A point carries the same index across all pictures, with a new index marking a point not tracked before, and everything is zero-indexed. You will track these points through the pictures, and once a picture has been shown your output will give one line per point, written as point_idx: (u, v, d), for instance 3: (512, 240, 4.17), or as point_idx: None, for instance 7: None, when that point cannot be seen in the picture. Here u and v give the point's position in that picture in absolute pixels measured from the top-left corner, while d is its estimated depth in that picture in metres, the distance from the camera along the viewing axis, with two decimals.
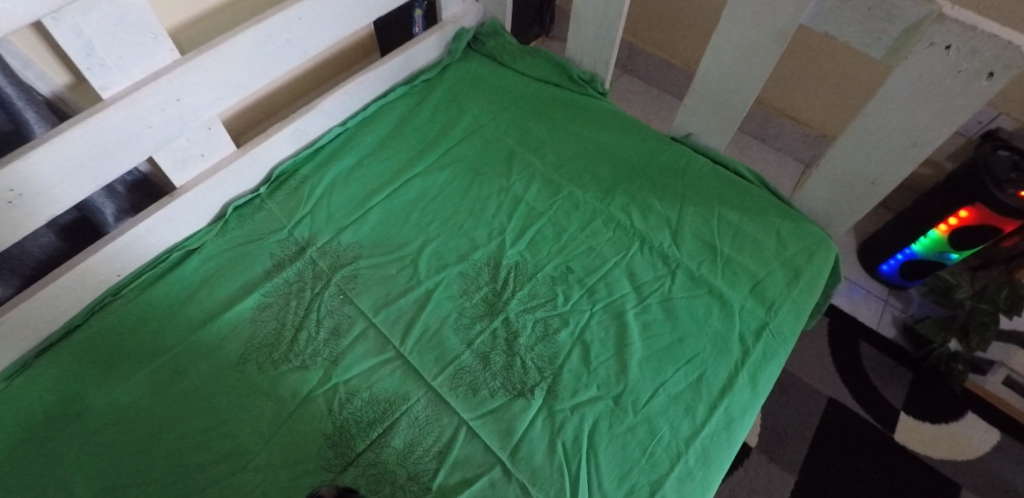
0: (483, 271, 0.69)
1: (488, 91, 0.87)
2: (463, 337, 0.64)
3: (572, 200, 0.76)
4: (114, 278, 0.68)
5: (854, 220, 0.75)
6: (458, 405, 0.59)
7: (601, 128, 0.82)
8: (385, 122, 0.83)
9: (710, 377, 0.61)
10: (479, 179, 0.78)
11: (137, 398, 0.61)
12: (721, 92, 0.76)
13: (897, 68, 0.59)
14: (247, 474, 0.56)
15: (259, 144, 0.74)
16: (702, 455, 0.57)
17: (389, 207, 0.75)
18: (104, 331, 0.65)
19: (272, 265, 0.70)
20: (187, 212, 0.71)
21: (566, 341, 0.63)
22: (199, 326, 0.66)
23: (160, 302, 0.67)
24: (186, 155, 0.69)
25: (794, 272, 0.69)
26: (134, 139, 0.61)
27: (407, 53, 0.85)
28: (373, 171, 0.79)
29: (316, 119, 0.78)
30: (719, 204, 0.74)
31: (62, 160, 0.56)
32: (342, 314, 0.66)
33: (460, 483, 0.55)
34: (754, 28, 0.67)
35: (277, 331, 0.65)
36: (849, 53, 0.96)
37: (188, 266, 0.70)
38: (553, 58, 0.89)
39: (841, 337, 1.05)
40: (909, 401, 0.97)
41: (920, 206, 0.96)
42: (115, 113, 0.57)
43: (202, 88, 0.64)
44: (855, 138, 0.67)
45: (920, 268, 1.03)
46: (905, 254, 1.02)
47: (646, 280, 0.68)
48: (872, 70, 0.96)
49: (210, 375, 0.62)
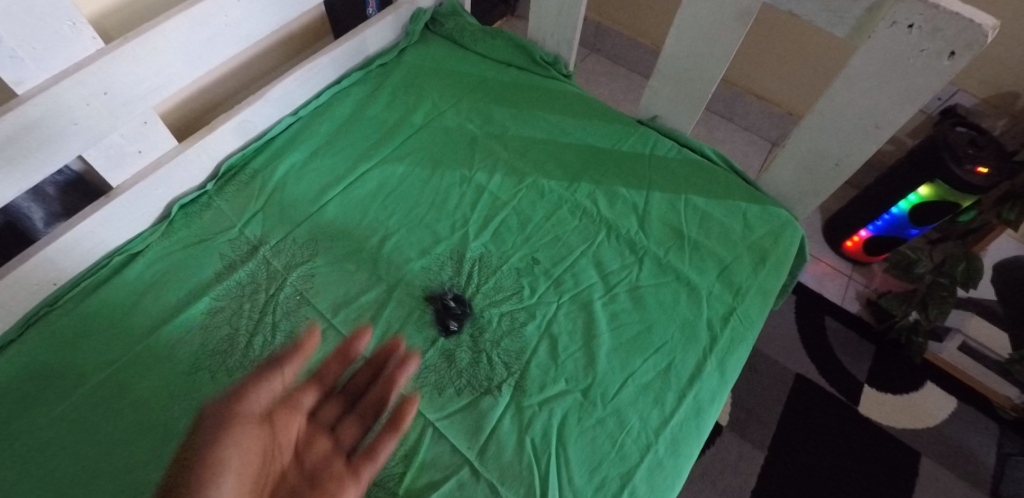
0: (447, 265, 0.67)
1: (447, 75, 0.84)
2: (427, 335, 0.62)
3: (537, 188, 0.73)
4: (49, 287, 0.64)
5: (818, 201, 0.75)
6: (424, 406, 0.58)
7: (566, 112, 0.80)
8: (339, 111, 0.79)
9: (678, 365, 0.61)
10: (440, 169, 0.75)
11: (81, 415, 0.57)
12: (686, 73, 0.74)
13: (861, 47, 0.58)
14: None
15: (203, 138, 0.69)
16: (671, 445, 0.57)
17: (346, 200, 0.72)
18: (41, 346, 0.61)
19: (223, 267, 0.66)
20: (126, 213, 0.66)
21: (534, 335, 0.62)
22: (145, 335, 0.62)
23: (102, 309, 0.63)
24: (120, 152, 0.64)
25: (760, 255, 0.69)
26: (58, 137, 0.56)
27: (360, 36, 0.80)
28: (328, 162, 0.75)
29: (263, 109, 0.74)
30: (685, 188, 0.73)
31: None
32: (299, 315, 0.63)
33: (427, 486, 0.54)
34: (717, 6, 0.65)
35: (229, 338, 0.62)
36: (814, 32, 0.96)
37: (131, 271, 0.66)
38: (515, 39, 0.86)
39: (808, 313, 1.06)
40: (872, 373, 1.00)
41: (882, 182, 0.97)
42: (32, 109, 0.52)
43: (133, 78, 0.59)
44: (820, 119, 0.66)
45: (887, 242, 1.04)
46: (873, 228, 1.03)
47: (613, 269, 0.67)
48: (836, 50, 0.95)
49: (160, 386, 0.59)
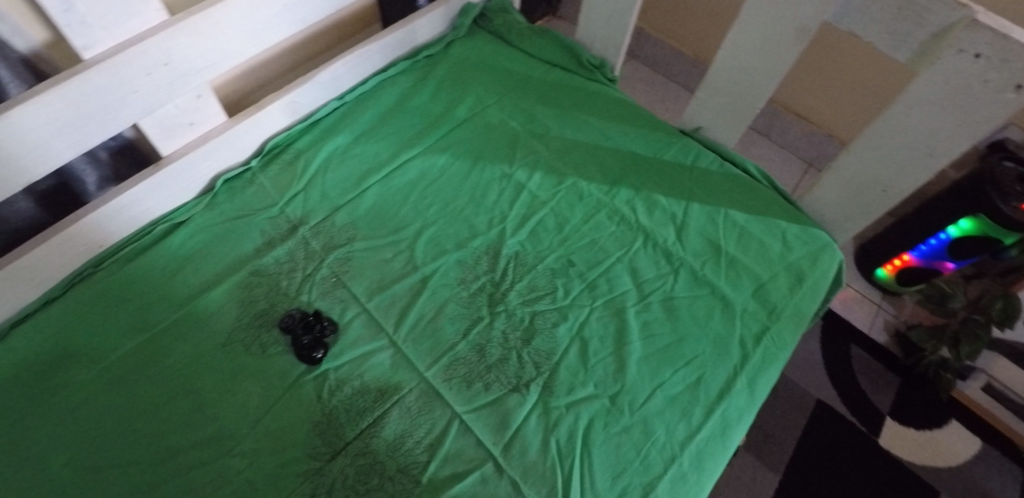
0: (482, 260, 0.67)
1: (493, 71, 0.84)
2: (459, 327, 0.62)
3: (576, 190, 0.73)
4: (95, 249, 0.65)
5: (861, 226, 0.74)
6: (452, 398, 0.58)
7: (609, 116, 0.80)
8: (384, 99, 0.79)
9: (708, 380, 0.61)
10: (480, 163, 0.75)
11: (118, 375, 0.59)
12: (735, 86, 0.74)
13: (921, 73, 0.57)
14: (231, 460, 0.55)
15: (252, 115, 0.70)
16: (696, 459, 0.56)
17: (386, 188, 0.72)
18: (83, 304, 0.62)
19: (263, 244, 0.67)
20: (173, 183, 0.68)
21: (565, 337, 0.62)
22: (183, 303, 0.63)
23: (143, 274, 0.65)
24: (174, 123, 0.65)
25: (797, 276, 0.68)
26: (117, 104, 0.57)
27: (410, 26, 0.81)
28: (370, 149, 0.75)
29: (311, 91, 0.75)
30: (725, 203, 0.73)
31: (40, 122, 0.53)
32: (334, 298, 0.64)
33: (451, 477, 0.54)
34: (774, 21, 0.64)
35: (264, 313, 0.63)
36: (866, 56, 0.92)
37: (174, 240, 0.67)
38: (563, 40, 0.86)
39: (834, 339, 1.05)
40: (896, 406, 0.98)
41: (918, 213, 0.96)
42: (96, 75, 0.54)
43: (192, 52, 0.60)
44: (870, 142, 0.65)
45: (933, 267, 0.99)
46: (919, 252, 0.99)
47: (649, 278, 0.67)
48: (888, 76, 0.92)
49: (195, 354, 0.60)
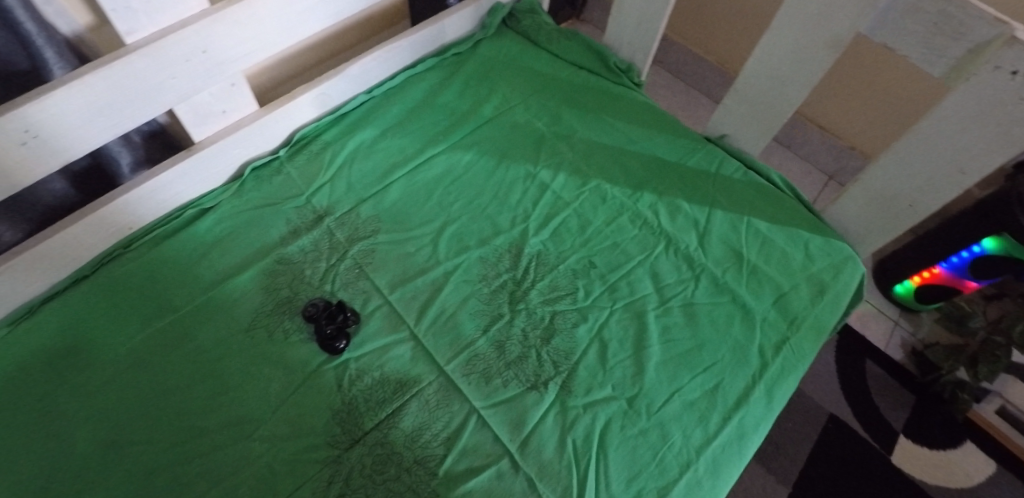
0: (504, 258, 0.67)
1: (520, 71, 0.84)
2: (479, 323, 0.63)
3: (600, 192, 0.73)
4: (125, 231, 0.67)
5: (884, 240, 0.74)
6: (470, 393, 0.58)
7: (634, 120, 0.80)
8: (411, 95, 0.80)
9: (726, 387, 0.60)
10: (505, 162, 0.75)
11: (144, 355, 0.60)
12: (764, 94, 0.74)
13: (957, 88, 0.56)
14: (252, 443, 0.56)
15: (283, 105, 0.71)
16: (711, 466, 0.56)
17: (411, 183, 0.73)
18: (113, 283, 0.64)
19: (288, 232, 0.68)
20: (203, 169, 0.69)
21: (584, 337, 0.62)
22: (210, 287, 0.64)
23: (171, 257, 0.66)
24: (207, 110, 0.66)
25: (818, 287, 0.68)
26: (156, 89, 0.58)
27: (440, 24, 0.82)
28: (396, 143, 0.76)
29: (341, 84, 0.76)
30: (748, 211, 0.73)
31: (81, 104, 0.54)
32: (357, 288, 0.65)
33: (467, 471, 0.54)
34: (808, 31, 0.64)
35: (288, 300, 0.63)
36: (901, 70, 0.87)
37: (202, 225, 0.68)
38: (591, 43, 0.86)
39: (849, 354, 1.04)
40: (909, 424, 0.97)
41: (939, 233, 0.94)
42: (138, 60, 0.55)
43: (230, 41, 0.61)
44: (899, 156, 0.65)
45: (963, 284, 0.95)
46: (940, 269, 0.97)
47: (669, 283, 0.67)
48: (922, 92, 0.87)
49: (219, 338, 0.61)
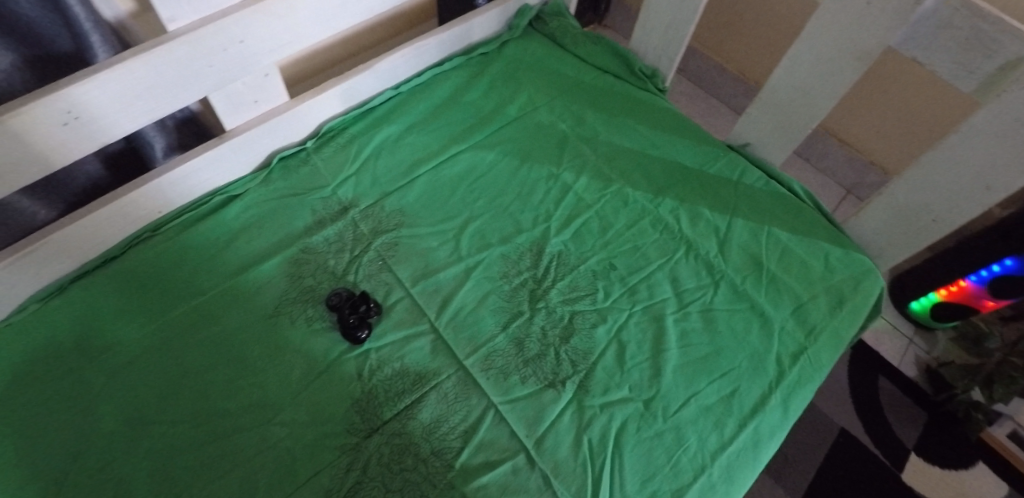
0: (525, 256, 0.68)
1: (545, 73, 0.85)
2: (499, 320, 0.63)
3: (622, 196, 0.74)
4: (155, 214, 0.68)
5: (906, 254, 0.74)
6: (489, 387, 0.59)
7: (658, 126, 0.80)
8: (438, 92, 0.81)
9: (742, 393, 0.61)
10: (528, 162, 0.76)
11: (169, 336, 0.61)
12: (789, 105, 0.74)
13: (986, 105, 0.56)
14: (272, 427, 0.56)
15: (312, 98, 0.73)
16: (725, 471, 0.56)
17: (435, 179, 0.74)
18: (141, 265, 0.65)
19: (313, 222, 0.69)
20: (232, 157, 0.70)
21: (602, 338, 0.63)
22: (234, 273, 0.65)
23: (198, 243, 0.67)
24: (240, 99, 0.67)
25: (837, 299, 0.68)
26: (194, 77, 0.60)
27: (468, 23, 0.82)
28: (422, 139, 0.77)
29: (370, 79, 0.77)
30: (769, 220, 0.73)
31: (122, 88, 0.55)
32: (379, 280, 0.65)
33: (483, 465, 0.55)
34: (837, 43, 0.65)
35: (311, 289, 0.64)
36: (932, 87, 0.84)
37: (229, 212, 0.69)
38: (616, 48, 0.87)
39: (862, 369, 1.03)
40: (921, 442, 0.96)
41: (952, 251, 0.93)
42: (179, 47, 0.56)
43: (267, 32, 0.62)
44: (923, 171, 0.65)
45: (982, 303, 0.94)
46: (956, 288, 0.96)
47: (688, 288, 0.67)
48: (952, 110, 0.83)
49: (242, 323, 0.62)
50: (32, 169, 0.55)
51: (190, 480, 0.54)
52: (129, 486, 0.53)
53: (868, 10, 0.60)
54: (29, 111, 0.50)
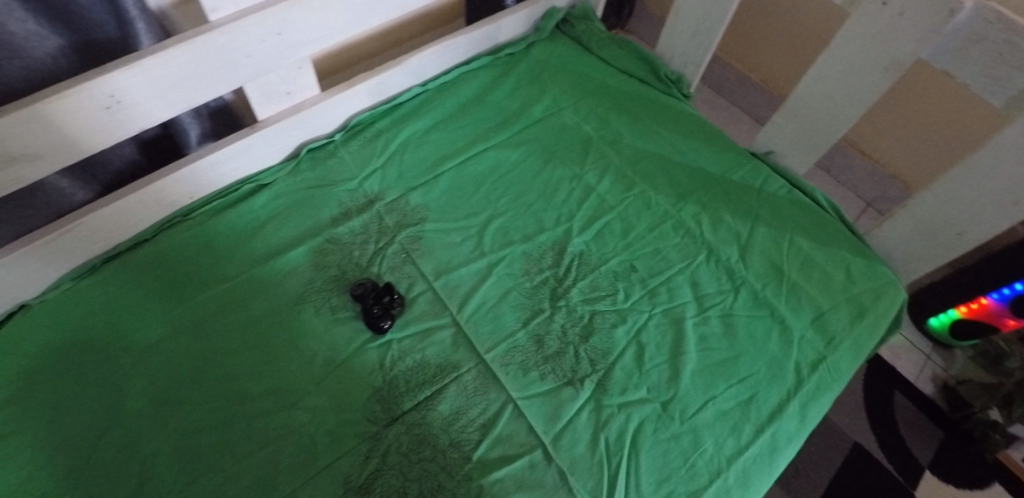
0: (547, 255, 0.68)
1: (571, 75, 0.86)
2: (520, 316, 0.64)
3: (644, 199, 0.74)
4: (186, 200, 0.69)
5: (930, 268, 0.73)
6: (508, 382, 0.59)
7: (681, 131, 0.80)
8: (464, 90, 0.82)
9: (760, 399, 0.61)
10: (552, 163, 0.77)
11: (196, 319, 0.62)
12: (815, 114, 0.74)
13: (1017, 119, 0.56)
14: (294, 412, 0.57)
15: (342, 91, 0.74)
16: (741, 476, 0.57)
17: (459, 176, 0.75)
18: (171, 248, 0.66)
19: (339, 213, 0.70)
20: (263, 147, 0.71)
21: (622, 339, 0.63)
22: (261, 260, 0.67)
23: (227, 229, 0.69)
24: (273, 90, 0.68)
25: (858, 309, 0.67)
26: (231, 67, 0.61)
27: (496, 24, 0.83)
28: (448, 136, 0.78)
29: (399, 75, 0.78)
30: (792, 229, 0.73)
31: (163, 75, 0.56)
32: (402, 272, 0.66)
33: (500, 458, 0.55)
34: (867, 53, 0.65)
35: (336, 278, 0.65)
36: (959, 99, 0.81)
37: (258, 200, 0.71)
38: (642, 52, 0.87)
39: (878, 384, 1.03)
40: (936, 460, 0.95)
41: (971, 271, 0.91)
42: (219, 37, 0.57)
43: (303, 26, 0.64)
44: (950, 184, 0.64)
45: (1005, 321, 0.92)
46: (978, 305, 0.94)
47: (709, 292, 0.67)
48: (979, 125, 0.81)
49: (268, 309, 0.63)
50: (74, 150, 0.56)
51: (213, 460, 0.55)
52: (155, 462, 0.54)
53: (900, 20, 0.60)
54: (75, 92, 0.52)
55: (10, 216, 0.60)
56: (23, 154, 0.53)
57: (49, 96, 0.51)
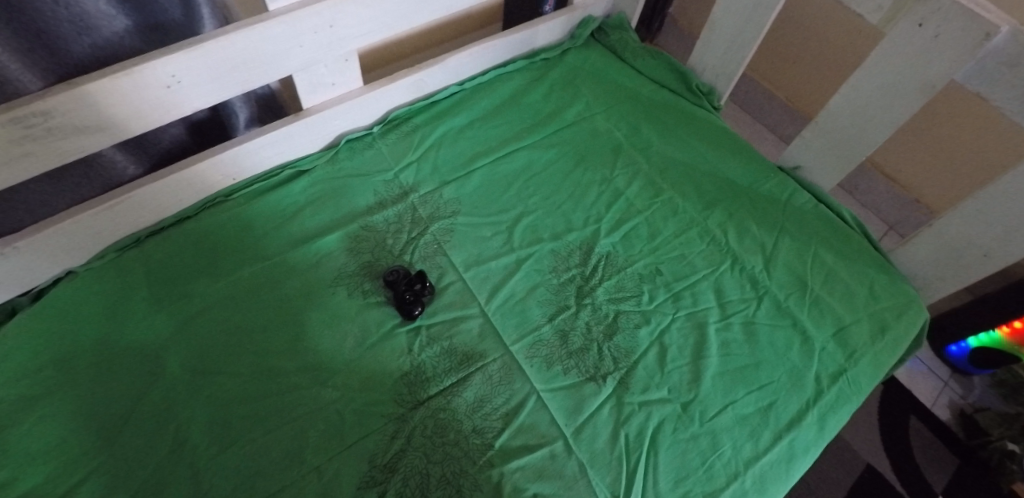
0: (575, 254, 0.70)
1: (603, 82, 0.88)
2: (546, 311, 0.65)
3: (671, 205, 0.76)
4: (229, 181, 0.72)
5: (952, 288, 0.74)
6: (533, 374, 0.61)
7: (710, 142, 0.82)
8: (499, 92, 0.85)
9: (780, 407, 0.61)
10: (583, 165, 0.79)
11: (233, 295, 0.65)
12: (846, 131, 0.75)
13: None
14: (324, 389, 0.59)
15: (384, 86, 0.76)
16: (758, 480, 0.57)
17: (492, 173, 0.77)
18: (212, 226, 0.69)
19: (375, 202, 0.73)
20: (306, 135, 0.74)
21: (645, 339, 0.64)
22: (297, 243, 0.69)
23: (266, 211, 0.71)
24: (320, 81, 0.71)
25: (880, 326, 0.68)
26: (284, 55, 0.64)
27: (534, 29, 0.86)
28: (482, 134, 0.80)
29: (438, 73, 0.81)
30: (816, 242, 0.73)
31: (221, 58, 0.59)
32: (433, 262, 0.68)
33: (521, 447, 0.57)
34: (901, 72, 0.66)
35: (370, 264, 0.68)
36: (991, 124, 0.82)
37: (296, 185, 0.73)
38: (675, 64, 0.89)
39: (893, 406, 1.01)
40: (951, 488, 0.93)
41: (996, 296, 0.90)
42: (277, 26, 0.60)
43: (354, 20, 0.66)
44: (976, 206, 0.65)
45: None
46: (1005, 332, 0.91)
47: (732, 299, 0.68)
48: (1009, 150, 0.82)
49: (302, 289, 0.66)
50: (132, 126, 0.59)
51: (244, 431, 0.56)
52: (189, 429, 0.56)
53: (935, 42, 0.61)
54: (140, 71, 0.55)
55: (66, 184, 0.63)
56: (87, 127, 0.55)
57: (116, 72, 0.54)
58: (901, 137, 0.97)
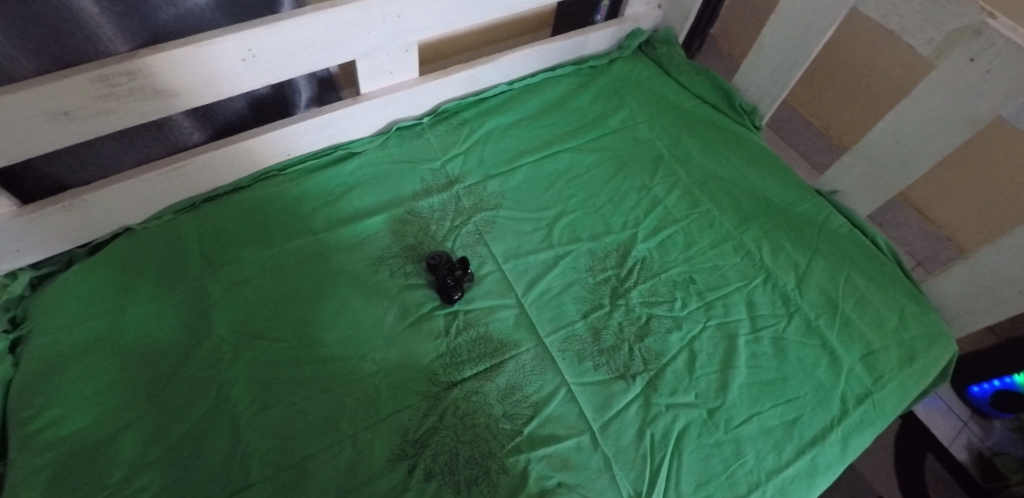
0: (611, 256, 0.72)
1: (648, 94, 0.90)
2: (580, 308, 0.67)
3: (708, 217, 0.77)
4: (284, 157, 0.75)
5: (982, 324, 0.74)
6: (564, 368, 0.62)
7: (750, 160, 0.83)
8: (547, 94, 0.87)
9: (805, 422, 0.62)
10: (623, 172, 0.80)
11: (280, 265, 0.67)
12: (886, 160, 0.76)
13: None
14: (363, 362, 0.61)
15: (439, 79, 0.79)
16: (778, 491, 0.58)
17: (535, 171, 0.79)
18: (264, 198, 0.72)
19: (421, 189, 0.75)
20: (361, 119, 0.77)
21: (675, 344, 0.65)
22: (344, 221, 0.72)
23: (317, 189, 0.74)
24: (380, 68, 0.74)
25: (908, 354, 0.68)
26: (352, 40, 0.67)
27: (585, 36, 0.88)
28: (528, 133, 0.83)
29: (490, 71, 0.83)
30: (849, 266, 0.74)
31: (296, 38, 0.62)
32: (474, 251, 0.70)
33: (550, 436, 0.58)
34: (947, 105, 0.67)
35: (413, 248, 0.70)
36: None
37: (347, 166, 0.76)
38: (719, 81, 0.90)
39: (908, 442, 1.00)
40: None
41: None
42: (349, 11, 0.63)
43: (420, 13, 0.69)
44: (1015, 242, 0.66)
45: None
46: None
47: (763, 314, 0.69)
48: None
49: (346, 265, 0.68)
50: (205, 94, 0.62)
51: (283, 394, 0.58)
52: (230, 388, 0.58)
53: (985, 77, 0.62)
54: (221, 41, 0.58)
55: (135, 144, 0.66)
56: (164, 90, 0.58)
57: (198, 41, 0.57)
58: (937, 174, 0.97)
